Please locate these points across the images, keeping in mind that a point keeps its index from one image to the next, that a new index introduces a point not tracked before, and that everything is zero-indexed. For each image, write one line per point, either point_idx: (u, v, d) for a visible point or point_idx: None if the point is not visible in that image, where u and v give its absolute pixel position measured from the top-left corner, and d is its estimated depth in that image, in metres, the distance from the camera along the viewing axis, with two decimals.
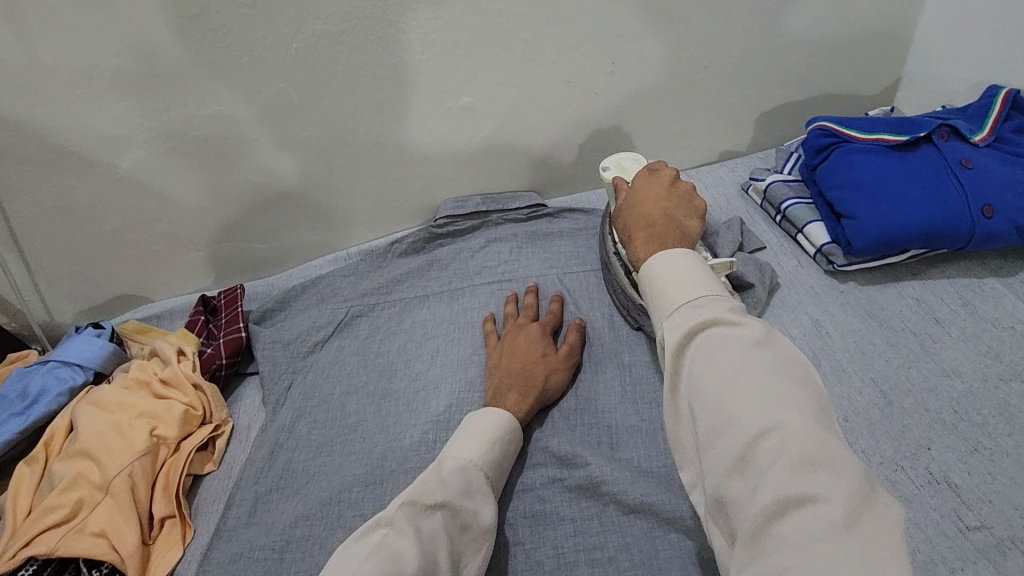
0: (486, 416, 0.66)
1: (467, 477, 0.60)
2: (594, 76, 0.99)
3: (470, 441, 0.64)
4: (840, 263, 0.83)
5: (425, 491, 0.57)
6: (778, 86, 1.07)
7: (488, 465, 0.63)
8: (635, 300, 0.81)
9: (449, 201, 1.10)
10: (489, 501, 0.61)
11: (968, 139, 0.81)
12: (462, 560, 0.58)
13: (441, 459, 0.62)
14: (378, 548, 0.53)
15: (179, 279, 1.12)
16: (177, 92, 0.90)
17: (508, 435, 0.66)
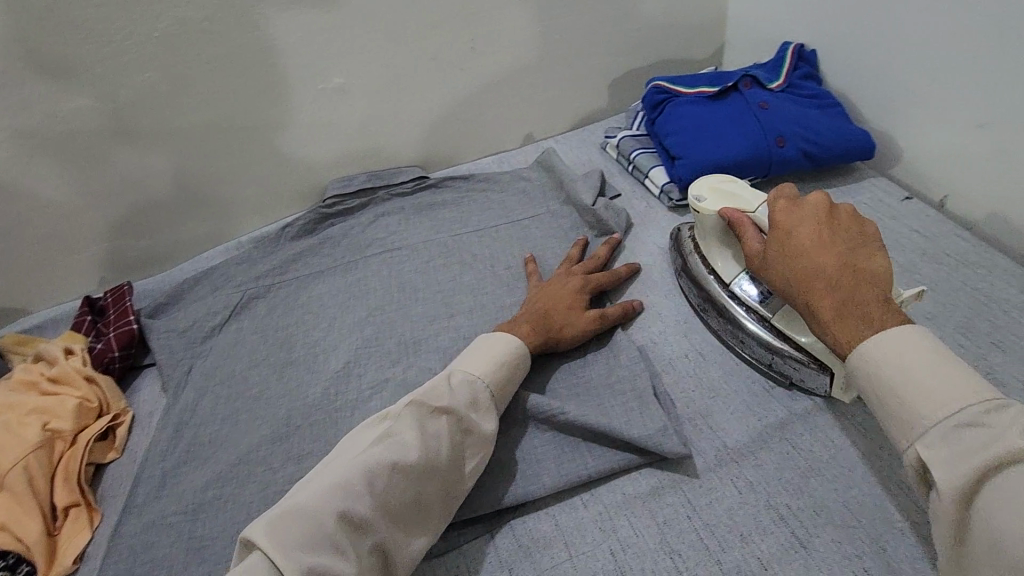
0: (497, 340, 0.72)
1: (471, 390, 0.66)
2: (458, 53, 1.08)
3: (478, 360, 0.69)
4: (677, 198, 0.97)
5: (433, 394, 0.64)
6: (624, 55, 1.21)
7: (493, 381, 0.68)
8: (779, 351, 0.72)
9: (334, 181, 1.14)
10: (489, 415, 0.66)
11: (766, 86, 0.98)
12: (463, 461, 0.64)
13: (452, 372, 0.68)
14: (385, 437, 0.60)
15: (58, 285, 1.09)
16: (33, 88, 0.89)
17: (518, 359, 0.71)
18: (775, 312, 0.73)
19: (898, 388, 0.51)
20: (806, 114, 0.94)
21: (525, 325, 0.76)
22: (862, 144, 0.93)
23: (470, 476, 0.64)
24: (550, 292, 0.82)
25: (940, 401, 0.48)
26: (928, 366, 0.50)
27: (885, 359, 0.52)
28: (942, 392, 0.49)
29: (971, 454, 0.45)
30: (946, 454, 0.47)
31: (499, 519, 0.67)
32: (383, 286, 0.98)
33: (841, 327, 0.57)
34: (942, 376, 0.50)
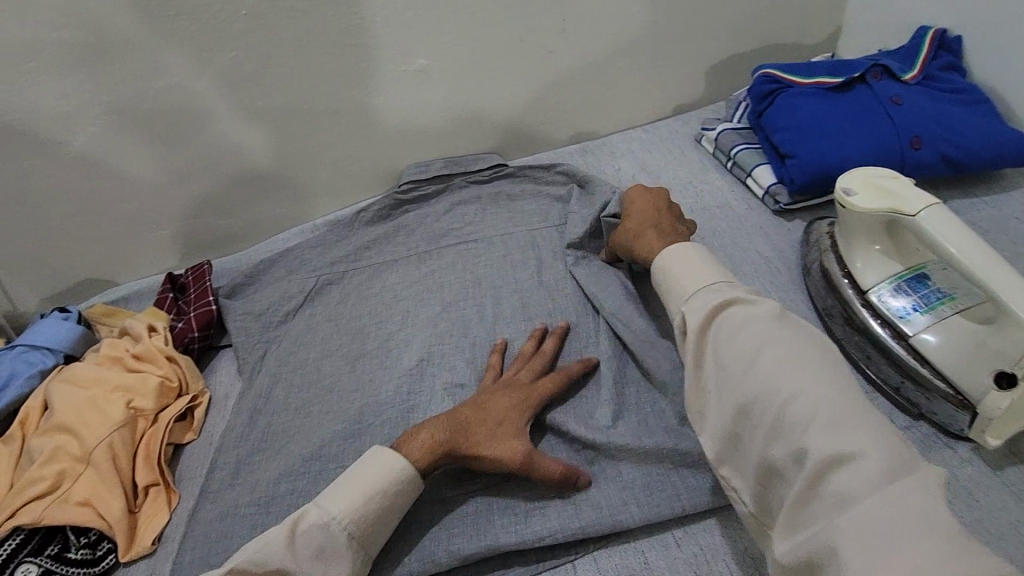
0: (379, 463, 0.61)
1: (322, 539, 0.58)
2: (547, 34, 1.01)
3: (343, 491, 0.60)
4: (784, 202, 0.87)
5: (265, 555, 0.57)
6: (726, 39, 1.11)
7: (355, 523, 0.59)
8: (912, 369, 0.62)
9: (410, 166, 1.11)
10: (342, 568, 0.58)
11: (899, 78, 0.86)
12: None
13: (307, 508, 0.60)
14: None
15: (143, 260, 1.11)
16: (125, 64, 0.89)
17: (394, 495, 0.61)
18: (916, 329, 0.63)
19: (718, 336, 0.59)
20: (948, 112, 0.82)
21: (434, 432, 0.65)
22: (1015, 149, 0.81)
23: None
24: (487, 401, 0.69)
25: (787, 385, 0.53)
26: (776, 359, 0.55)
27: (740, 334, 0.58)
28: (793, 378, 0.53)
29: (776, 392, 0.53)
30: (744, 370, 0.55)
31: (580, 549, 0.64)
32: (457, 280, 0.94)
33: (646, 245, 0.79)
34: (783, 363, 0.54)
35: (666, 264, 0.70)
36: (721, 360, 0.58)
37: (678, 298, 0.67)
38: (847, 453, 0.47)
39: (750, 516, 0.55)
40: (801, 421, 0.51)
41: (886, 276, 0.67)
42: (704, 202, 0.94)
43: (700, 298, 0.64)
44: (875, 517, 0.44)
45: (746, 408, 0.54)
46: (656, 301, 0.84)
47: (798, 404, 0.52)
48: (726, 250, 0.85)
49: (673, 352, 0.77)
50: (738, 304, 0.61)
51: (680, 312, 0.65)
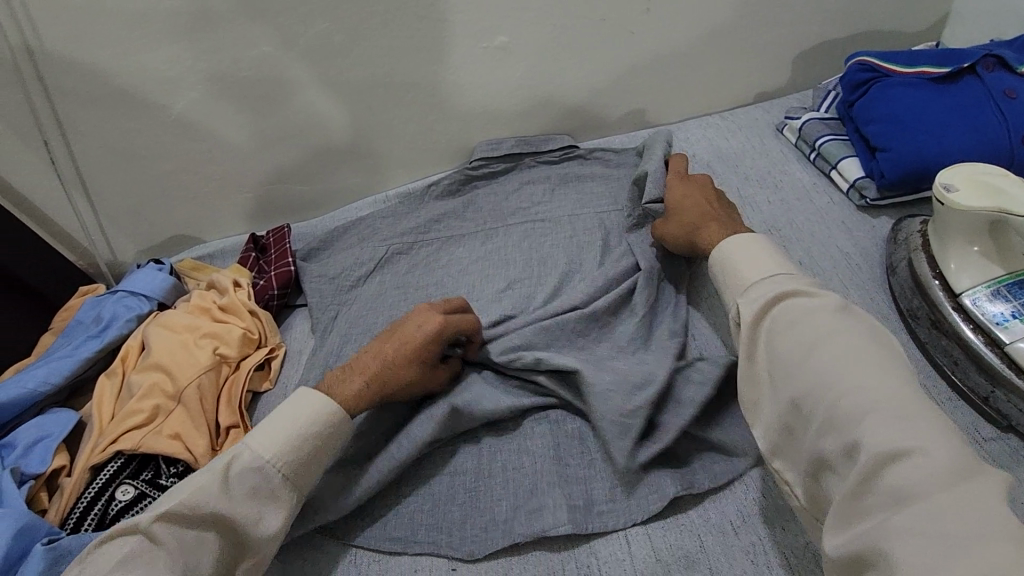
0: (305, 404, 0.63)
1: (257, 480, 0.60)
2: (629, 15, 0.99)
3: (272, 433, 0.62)
4: (871, 197, 0.83)
5: (200, 501, 0.57)
6: (819, 24, 1.06)
7: (284, 464, 0.61)
8: (999, 381, 0.59)
9: (483, 143, 1.12)
10: (281, 509, 0.61)
11: (1014, 70, 0.80)
12: (236, 557, 0.59)
13: (234, 454, 0.61)
14: (136, 553, 0.55)
15: (229, 220, 1.19)
16: (227, 33, 0.94)
17: (324, 436, 0.64)
18: (1014, 338, 0.60)
19: (777, 324, 0.58)
20: None
21: (354, 383, 0.69)
22: None
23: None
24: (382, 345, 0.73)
25: (844, 382, 0.52)
26: (837, 353, 0.54)
27: (797, 329, 0.56)
28: (851, 374, 0.52)
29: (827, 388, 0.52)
30: (800, 365, 0.55)
31: (633, 529, 0.65)
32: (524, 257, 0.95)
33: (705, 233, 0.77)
34: (844, 360, 0.53)
35: (724, 254, 0.67)
36: (779, 354, 0.56)
37: (737, 290, 0.64)
38: (902, 450, 0.47)
39: (803, 507, 0.56)
40: (855, 415, 0.50)
41: (985, 279, 0.63)
42: (783, 193, 0.90)
43: (758, 290, 0.61)
44: (935, 516, 0.44)
45: (799, 402, 0.54)
46: None
47: (852, 398, 0.51)
48: (804, 243, 0.82)
49: None
50: (797, 299, 0.58)
51: (735, 304, 0.63)
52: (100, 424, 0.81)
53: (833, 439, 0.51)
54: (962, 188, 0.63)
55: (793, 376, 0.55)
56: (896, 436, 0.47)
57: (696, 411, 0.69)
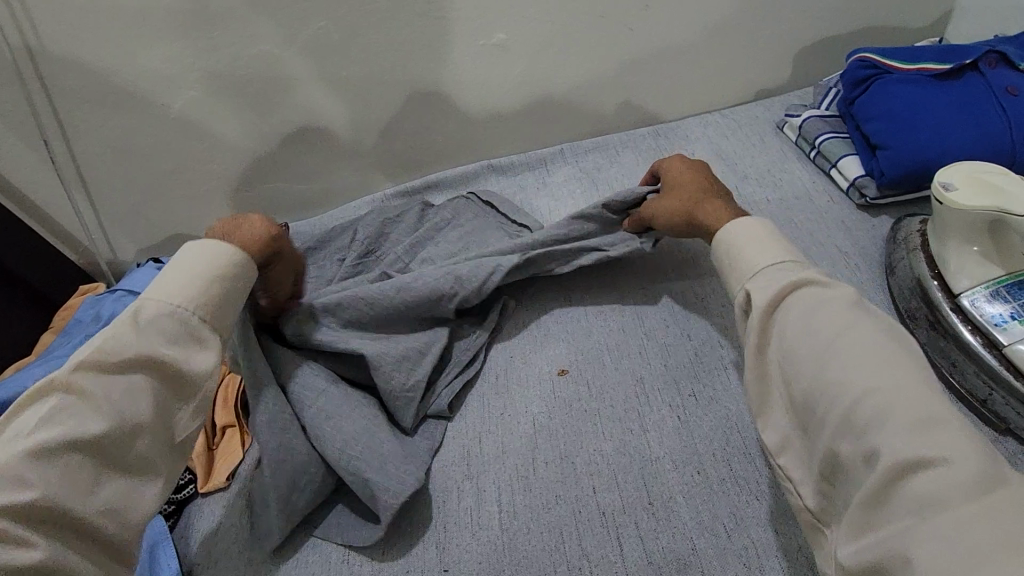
0: (197, 258, 0.64)
1: (169, 322, 0.60)
2: (628, 12, 0.98)
3: (166, 285, 0.62)
4: (871, 196, 0.82)
5: (122, 347, 0.57)
6: (820, 21, 1.05)
7: (200, 306, 0.62)
8: (1001, 383, 0.58)
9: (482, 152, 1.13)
10: (207, 348, 0.62)
11: (1018, 66, 0.79)
12: (171, 411, 0.59)
13: (142, 299, 0.61)
14: (52, 415, 0.52)
15: (228, 219, 1.19)
16: (224, 31, 0.94)
17: (230, 282, 0.65)
18: (1013, 339, 0.58)
19: (787, 315, 0.56)
20: None
21: (257, 234, 0.71)
22: None
23: (190, 419, 0.61)
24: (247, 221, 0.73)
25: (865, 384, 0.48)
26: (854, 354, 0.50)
27: (812, 317, 0.54)
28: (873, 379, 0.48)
29: (855, 389, 0.48)
30: (811, 359, 0.52)
31: (627, 528, 0.62)
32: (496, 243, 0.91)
33: (707, 213, 0.74)
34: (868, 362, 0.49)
35: (733, 235, 0.65)
36: (788, 341, 0.54)
37: (743, 273, 0.62)
38: (925, 459, 0.43)
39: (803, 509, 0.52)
40: (876, 420, 0.46)
41: (985, 279, 0.62)
42: (782, 192, 0.89)
43: (770, 277, 0.59)
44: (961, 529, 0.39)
45: (812, 400, 0.51)
46: (722, 289, 0.81)
47: (870, 402, 0.47)
48: (803, 242, 0.81)
49: (737, 343, 0.75)
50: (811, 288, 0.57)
51: (745, 290, 0.60)
52: None
53: (850, 444, 0.47)
54: (961, 187, 0.62)
55: (803, 372, 0.52)
56: (917, 445, 0.43)
57: (695, 415, 0.69)
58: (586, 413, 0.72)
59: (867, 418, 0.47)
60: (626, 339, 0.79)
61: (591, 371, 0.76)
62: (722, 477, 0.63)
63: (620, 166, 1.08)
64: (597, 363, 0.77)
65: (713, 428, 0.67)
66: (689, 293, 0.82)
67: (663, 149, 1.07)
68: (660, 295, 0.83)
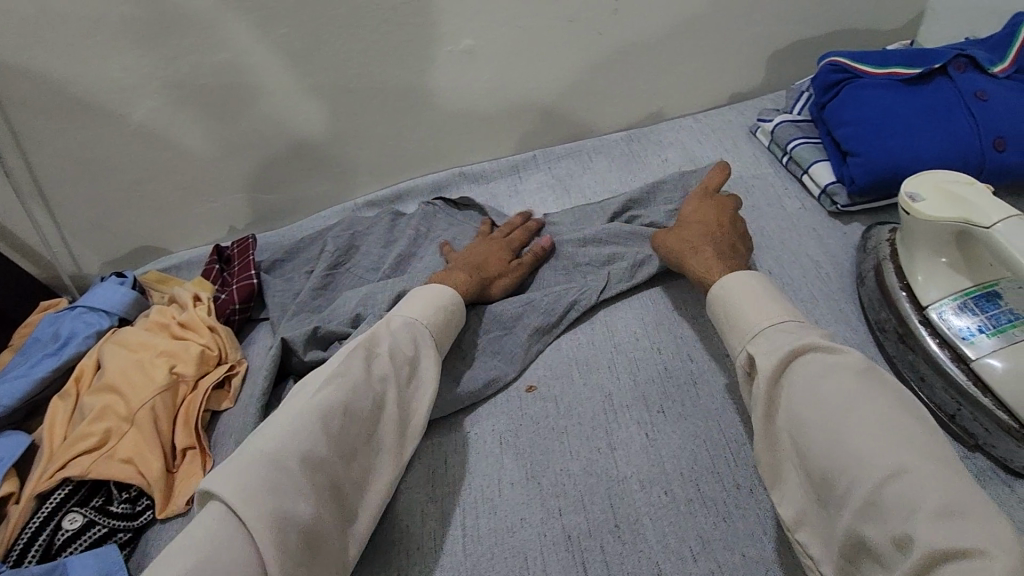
0: (431, 289, 0.75)
1: (413, 332, 0.69)
2: (597, 15, 0.96)
3: (419, 306, 0.72)
4: (842, 203, 0.81)
5: (374, 340, 0.66)
6: (793, 23, 1.03)
7: (432, 324, 0.71)
8: (970, 396, 0.57)
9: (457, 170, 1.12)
10: (429, 354, 0.69)
11: (987, 70, 0.78)
12: (409, 406, 0.65)
13: (388, 318, 0.71)
14: (330, 377, 0.61)
15: (195, 230, 1.16)
16: (182, 39, 0.91)
17: (452, 308, 0.74)
18: (979, 352, 0.57)
19: (795, 383, 0.54)
20: None
21: (461, 275, 0.80)
22: None
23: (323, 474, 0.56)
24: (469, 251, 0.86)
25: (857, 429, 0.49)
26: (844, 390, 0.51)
27: (820, 387, 0.52)
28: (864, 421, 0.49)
29: (874, 471, 0.46)
30: (830, 434, 0.50)
31: (593, 552, 0.60)
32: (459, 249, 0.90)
33: (700, 261, 0.72)
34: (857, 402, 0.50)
35: (726, 295, 0.65)
36: (797, 415, 0.53)
37: (742, 335, 0.61)
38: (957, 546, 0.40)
39: None
40: (903, 505, 0.44)
41: (952, 291, 0.61)
42: (754, 198, 0.88)
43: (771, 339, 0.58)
44: None
45: (832, 478, 0.49)
46: (692, 299, 0.80)
47: (897, 484, 0.45)
48: (774, 250, 0.80)
49: (707, 356, 0.73)
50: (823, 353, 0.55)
51: (747, 353, 0.59)
52: (51, 446, 0.78)
53: (876, 522, 0.45)
54: (930, 198, 0.61)
55: (816, 449, 0.50)
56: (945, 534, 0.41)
57: (665, 434, 0.67)
58: (554, 431, 0.70)
59: (889, 494, 0.45)
60: (596, 353, 0.77)
61: (560, 387, 0.74)
62: (689, 497, 0.62)
63: (592, 173, 1.06)
64: (565, 379, 0.75)
65: (681, 446, 0.66)
66: (660, 305, 0.80)
67: (636, 155, 1.05)
68: (631, 305, 0.81)
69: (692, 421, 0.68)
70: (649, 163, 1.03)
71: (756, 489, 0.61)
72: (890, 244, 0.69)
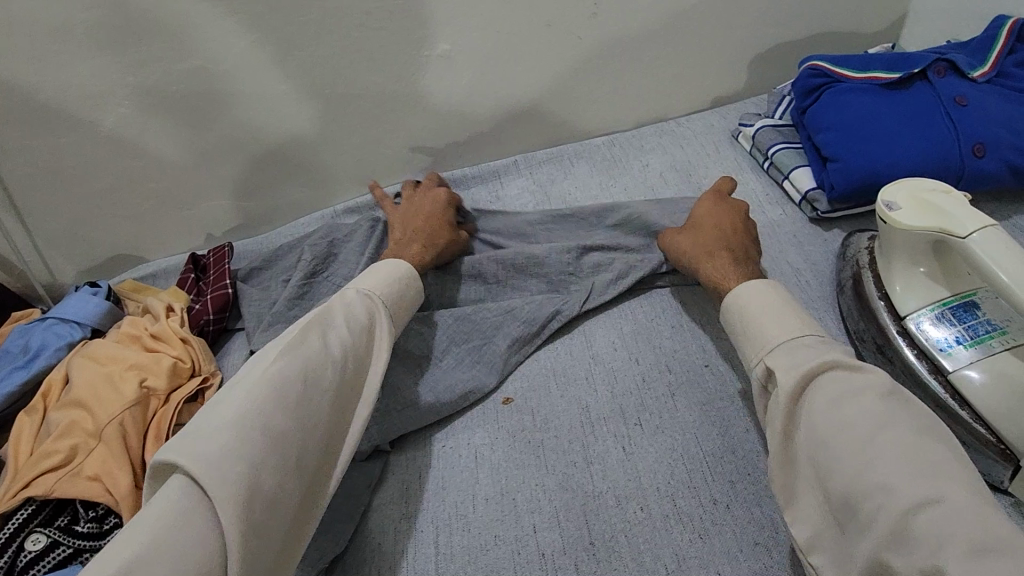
0: (383, 265, 0.75)
1: (368, 304, 0.69)
2: (575, 18, 0.95)
3: (370, 280, 0.72)
4: (823, 209, 0.80)
5: (325, 313, 0.65)
6: (774, 26, 1.02)
7: (386, 293, 0.71)
8: (946, 409, 0.56)
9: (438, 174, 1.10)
10: (386, 324, 0.69)
11: (966, 75, 0.77)
12: (365, 374, 0.65)
13: (343, 292, 0.70)
14: (286, 350, 0.59)
15: (172, 238, 1.14)
16: (151, 45, 0.89)
17: (407, 276, 0.75)
18: (955, 365, 0.56)
19: (819, 406, 0.52)
20: (1021, 116, 0.73)
21: (415, 245, 0.82)
22: None
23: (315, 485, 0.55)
24: (405, 227, 0.87)
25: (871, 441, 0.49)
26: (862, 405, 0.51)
27: (846, 410, 0.51)
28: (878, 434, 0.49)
29: (899, 501, 0.45)
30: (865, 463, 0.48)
31: (567, 570, 0.59)
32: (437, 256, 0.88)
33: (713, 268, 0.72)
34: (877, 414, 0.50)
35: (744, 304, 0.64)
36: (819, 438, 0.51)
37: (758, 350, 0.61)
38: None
39: None
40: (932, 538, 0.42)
41: (930, 301, 0.60)
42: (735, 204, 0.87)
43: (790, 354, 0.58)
44: None
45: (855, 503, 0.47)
46: (671, 308, 0.79)
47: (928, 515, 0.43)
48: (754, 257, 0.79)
49: (686, 367, 0.72)
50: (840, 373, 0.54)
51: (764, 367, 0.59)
52: (16, 464, 0.77)
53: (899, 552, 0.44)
54: (907, 206, 0.60)
55: (843, 473, 0.48)
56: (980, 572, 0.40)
57: (641, 447, 0.66)
58: (530, 445, 0.69)
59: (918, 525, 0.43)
60: (573, 364, 0.75)
61: (537, 399, 0.73)
62: (665, 513, 0.60)
63: (573, 178, 1.05)
64: (541, 390, 0.74)
65: (657, 460, 0.64)
66: (639, 315, 0.79)
67: (618, 160, 1.04)
68: (610, 314, 0.80)
69: (669, 434, 0.66)
70: (630, 168, 1.02)
71: (732, 505, 0.60)
72: (869, 251, 0.68)
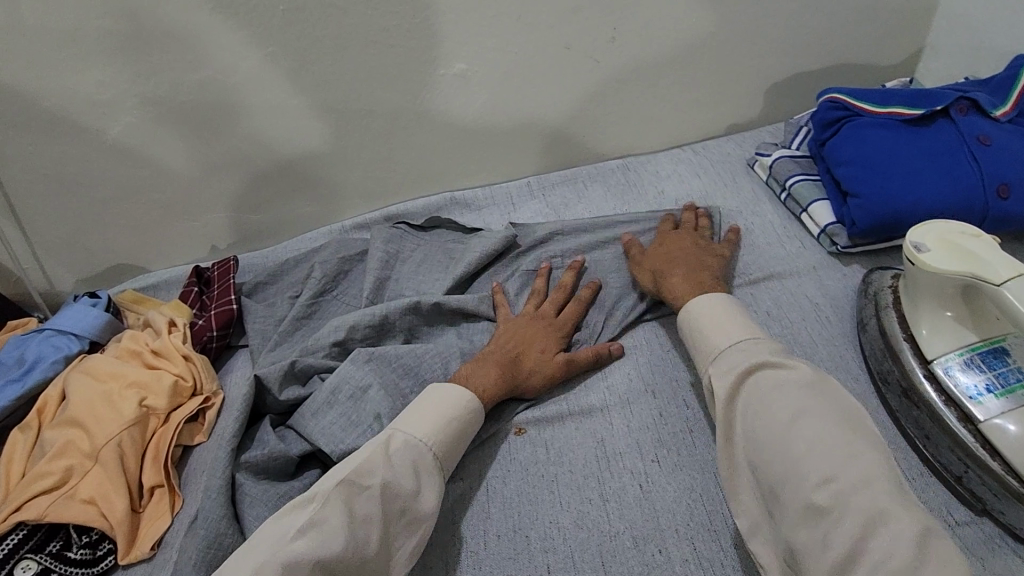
0: (446, 392, 0.65)
1: (413, 457, 0.60)
2: (593, 42, 0.95)
3: (426, 416, 0.63)
4: (843, 244, 0.79)
5: (365, 469, 0.57)
6: (792, 57, 1.02)
7: (439, 444, 0.61)
8: (982, 462, 0.54)
9: (452, 193, 1.09)
10: (433, 483, 0.60)
11: (989, 114, 0.76)
12: (397, 542, 0.56)
13: (393, 431, 0.61)
14: (309, 526, 0.52)
15: (176, 248, 1.12)
16: (165, 56, 0.88)
17: (470, 415, 0.65)
18: (987, 415, 0.56)
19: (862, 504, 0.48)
20: None
21: (493, 369, 0.70)
22: None
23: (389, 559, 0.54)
24: (513, 336, 0.75)
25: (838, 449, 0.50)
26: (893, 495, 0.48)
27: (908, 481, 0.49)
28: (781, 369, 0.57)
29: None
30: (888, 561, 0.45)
31: None
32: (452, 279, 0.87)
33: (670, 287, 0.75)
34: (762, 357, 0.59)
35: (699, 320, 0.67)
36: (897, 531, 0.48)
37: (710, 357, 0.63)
38: None
39: None
40: None
41: (959, 346, 0.60)
42: (752, 235, 0.86)
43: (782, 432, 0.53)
44: None
45: None
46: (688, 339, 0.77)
47: None
48: (774, 290, 0.78)
49: (704, 402, 0.70)
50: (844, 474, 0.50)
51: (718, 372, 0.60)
52: (7, 484, 0.74)
53: None
54: (935, 249, 0.60)
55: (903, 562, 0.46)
56: None
57: (660, 486, 0.64)
58: (544, 479, 0.67)
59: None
60: (588, 393, 0.74)
61: (552, 431, 0.71)
62: (685, 557, 0.58)
63: (586, 202, 1.04)
64: (556, 421, 0.72)
65: (676, 500, 0.63)
66: (657, 346, 0.77)
67: (633, 185, 1.03)
68: (624, 345, 0.78)
69: (687, 473, 0.65)
70: (645, 193, 1.01)
71: (755, 550, 0.58)
72: (893, 292, 0.67)
